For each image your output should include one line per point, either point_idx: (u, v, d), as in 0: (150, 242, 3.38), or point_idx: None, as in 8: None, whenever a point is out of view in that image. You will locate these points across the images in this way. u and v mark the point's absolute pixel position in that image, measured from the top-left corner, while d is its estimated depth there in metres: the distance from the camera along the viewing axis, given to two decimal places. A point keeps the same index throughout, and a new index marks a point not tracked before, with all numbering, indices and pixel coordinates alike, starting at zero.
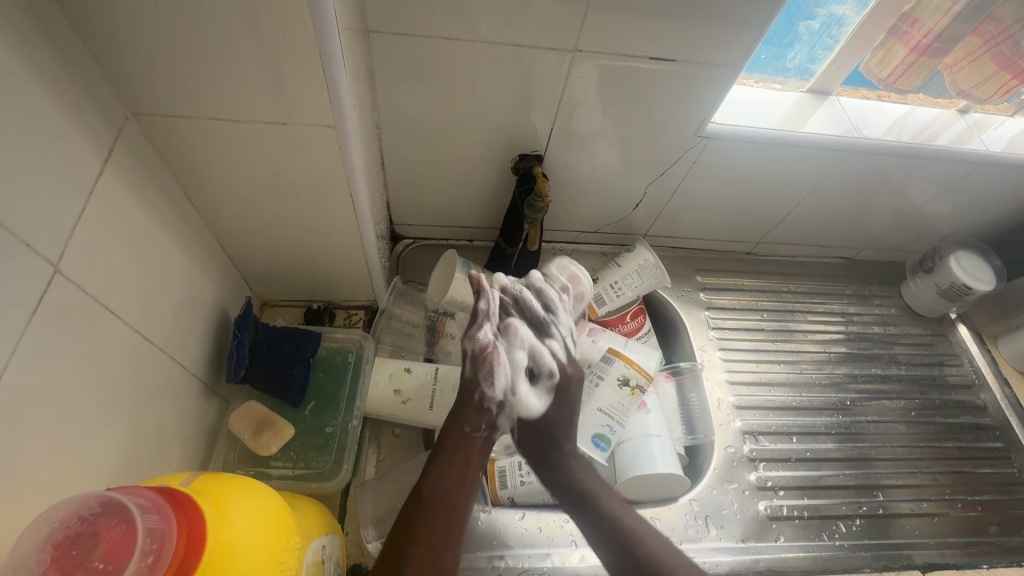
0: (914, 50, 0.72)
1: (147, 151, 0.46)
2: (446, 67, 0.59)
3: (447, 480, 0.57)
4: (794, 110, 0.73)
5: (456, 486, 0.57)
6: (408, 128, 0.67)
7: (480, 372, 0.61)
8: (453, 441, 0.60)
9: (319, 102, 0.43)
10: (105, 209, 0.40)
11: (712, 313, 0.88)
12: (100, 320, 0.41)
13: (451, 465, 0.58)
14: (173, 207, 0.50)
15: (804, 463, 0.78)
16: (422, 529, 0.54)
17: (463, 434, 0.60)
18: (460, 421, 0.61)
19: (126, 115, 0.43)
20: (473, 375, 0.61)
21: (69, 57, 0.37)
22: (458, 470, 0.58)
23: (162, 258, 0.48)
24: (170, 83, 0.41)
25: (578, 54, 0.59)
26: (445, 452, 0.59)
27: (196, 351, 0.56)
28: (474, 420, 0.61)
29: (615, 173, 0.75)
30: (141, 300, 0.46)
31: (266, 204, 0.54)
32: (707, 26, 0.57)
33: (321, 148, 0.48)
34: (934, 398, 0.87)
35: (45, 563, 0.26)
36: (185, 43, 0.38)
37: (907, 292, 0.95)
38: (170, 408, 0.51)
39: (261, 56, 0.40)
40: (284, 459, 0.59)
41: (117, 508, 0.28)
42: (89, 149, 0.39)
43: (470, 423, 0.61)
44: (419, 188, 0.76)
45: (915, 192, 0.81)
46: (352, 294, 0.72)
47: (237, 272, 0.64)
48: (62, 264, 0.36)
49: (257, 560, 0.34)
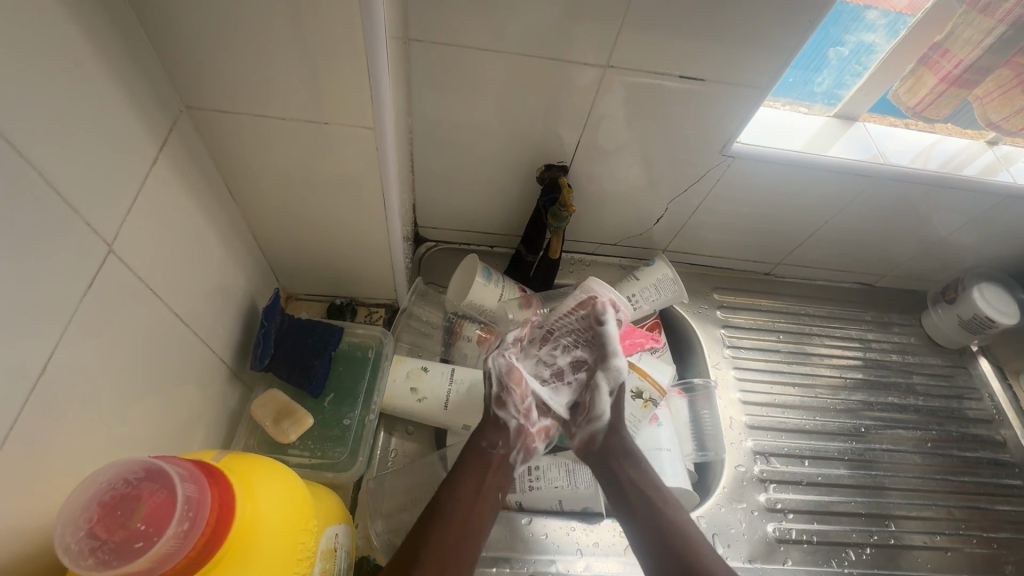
0: (943, 80, 0.72)
1: (196, 143, 0.48)
2: (481, 77, 0.61)
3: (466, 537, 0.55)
4: (819, 135, 0.73)
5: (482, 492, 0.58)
6: (439, 135, 0.69)
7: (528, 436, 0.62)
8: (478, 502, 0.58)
9: (360, 106, 0.46)
10: (156, 196, 0.43)
11: (728, 331, 0.88)
12: (144, 299, 0.43)
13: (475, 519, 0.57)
14: (214, 198, 0.52)
15: (815, 487, 0.77)
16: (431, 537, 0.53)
17: (494, 492, 0.59)
18: (491, 481, 0.60)
19: (180, 108, 0.45)
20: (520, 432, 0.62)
21: (134, 54, 0.39)
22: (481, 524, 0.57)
23: (201, 245, 0.50)
24: (223, 80, 0.43)
25: (609, 70, 0.60)
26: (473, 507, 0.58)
27: (225, 337, 0.57)
28: (503, 482, 0.60)
29: (637, 188, 0.76)
30: (181, 284, 0.48)
31: (301, 200, 0.56)
32: (736, 49, 0.58)
33: (357, 149, 0.50)
34: (951, 430, 0.86)
35: (92, 520, 0.28)
36: (239, 44, 0.41)
37: (928, 321, 0.94)
38: (197, 392, 0.53)
39: (308, 59, 0.42)
40: (301, 447, 0.60)
41: (158, 475, 0.30)
42: (147, 139, 0.41)
43: (501, 482, 0.60)
44: (445, 191, 0.78)
45: (939, 221, 0.80)
46: (375, 292, 0.73)
47: (266, 264, 0.66)
48: (115, 245, 0.39)
49: (281, 537, 0.35)
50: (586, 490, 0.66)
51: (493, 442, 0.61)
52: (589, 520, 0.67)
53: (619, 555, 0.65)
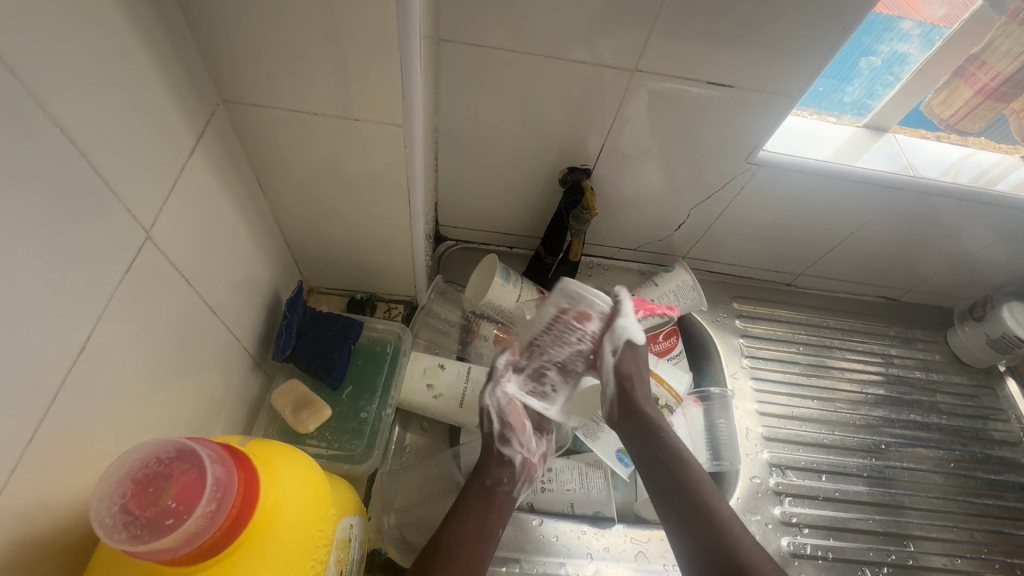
0: (979, 93, 0.70)
1: (231, 136, 0.49)
2: (509, 78, 0.62)
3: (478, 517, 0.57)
4: (848, 145, 0.72)
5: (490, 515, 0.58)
6: (464, 134, 0.69)
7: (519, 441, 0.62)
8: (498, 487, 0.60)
9: (392, 103, 0.46)
10: (192, 186, 0.44)
11: (746, 340, 0.87)
12: (176, 287, 0.44)
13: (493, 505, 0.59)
14: (245, 190, 0.53)
15: (832, 503, 0.76)
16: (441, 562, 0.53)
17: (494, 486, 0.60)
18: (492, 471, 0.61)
19: (218, 102, 0.46)
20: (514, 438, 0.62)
21: (178, 47, 0.40)
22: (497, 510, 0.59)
23: (232, 236, 0.51)
24: (261, 75, 0.44)
25: (638, 74, 0.60)
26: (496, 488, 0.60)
27: (249, 327, 0.58)
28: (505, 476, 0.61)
29: (660, 193, 0.76)
30: (211, 273, 0.49)
31: (329, 194, 0.57)
32: (767, 56, 0.58)
33: (386, 146, 0.51)
34: (975, 451, 0.84)
35: (125, 496, 0.29)
36: (279, 40, 0.42)
37: (953, 339, 0.92)
38: (221, 379, 0.54)
39: (347, 57, 0.43)
40: (319, 438, 0.61)
41: (189, 455, 0.31)
42: (186, 130, 0.42)
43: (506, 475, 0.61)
44: (468, 191, 0.78)
45: (968, 237, 0.79)
46: (395, 288, 0.74)
47: (291, 257, 0.68)
48: (153, 233, 0.40)
49: (302, 522, 0.36)
50: (599, 495, 0.67)
51: (498, 479, 0.60)
52: (600, 525, 0.67)
53: (630, 561, 0.65)
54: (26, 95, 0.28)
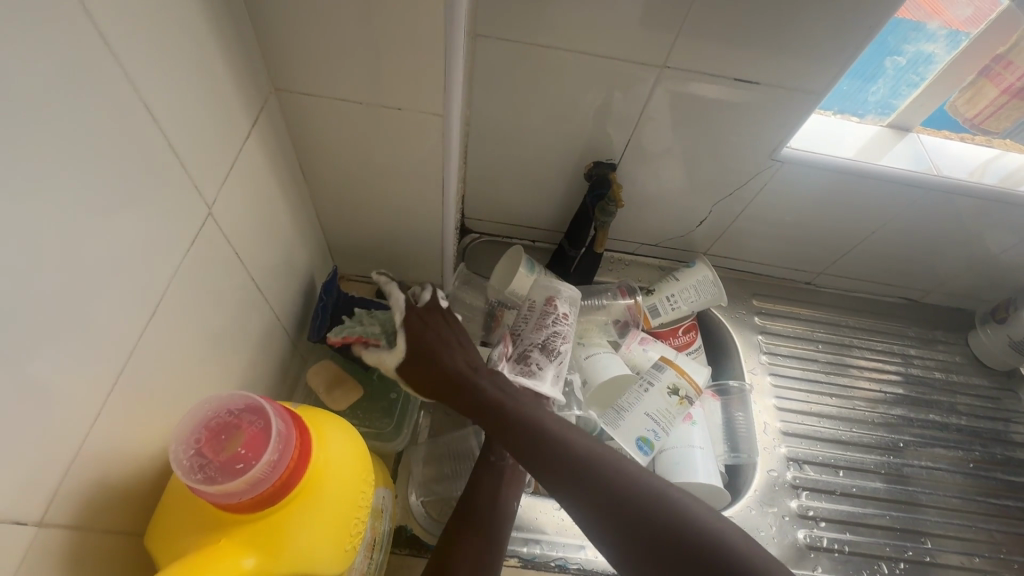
0: (1005, 91, 0.70)
1: (280, 123, 0.52)
2: (540, 73, 0.64)
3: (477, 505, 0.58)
4: (871, 143, 0.73)
5: (499, 495, 0.60)
6: (494, 128, 0.71)
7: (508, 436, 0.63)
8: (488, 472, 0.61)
9: (434, 93, 0.49)
10: (246, 168, 0.46)
11: (765, 337, 0.88)
12: (229, 262, 0.46)
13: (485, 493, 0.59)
14: (290, 176, 0.55)
15: (849, 498, 0.76)
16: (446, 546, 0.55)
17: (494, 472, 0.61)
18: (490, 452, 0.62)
19: (270, 90, 0.49)
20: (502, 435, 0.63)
21: (239, 36, 0.43)
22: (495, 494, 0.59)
23: (277, 218, 0.54)
24: (313, 65, 0.47)
25: (667, 70, 0.62)
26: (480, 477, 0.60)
27: (287, 308, 0.61)
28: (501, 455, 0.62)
29: (683, 189, 0.77)
30: (258, 252, 0.51)
31: (367, 181, 0.60)
32: (795, 53, 0.59)
33: (425, 135, 0.53)
34: (995, 453, 0.84)
35: (199, 441, 0.32)
36: (332, 30, 0.44)
37: (974, 341, 0.92)
38: (263, 355, 0.56)
39: (395, 48, 0.45)
40: (350, 416, 0.63)
41: (255, 410, 0.34)
42: (244, 115, 0.44)
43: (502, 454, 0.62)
44: (495, 184, 0.80)
45: (992, 237, 0.79)
46: (422, 276, 0.77)
47: (325, 243, 0.70)
48: (213, 210, 0.42)
49: (348, 480, 0.39)
50: None
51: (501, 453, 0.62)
52: None
53: None
54: (120, 76, 0.31)
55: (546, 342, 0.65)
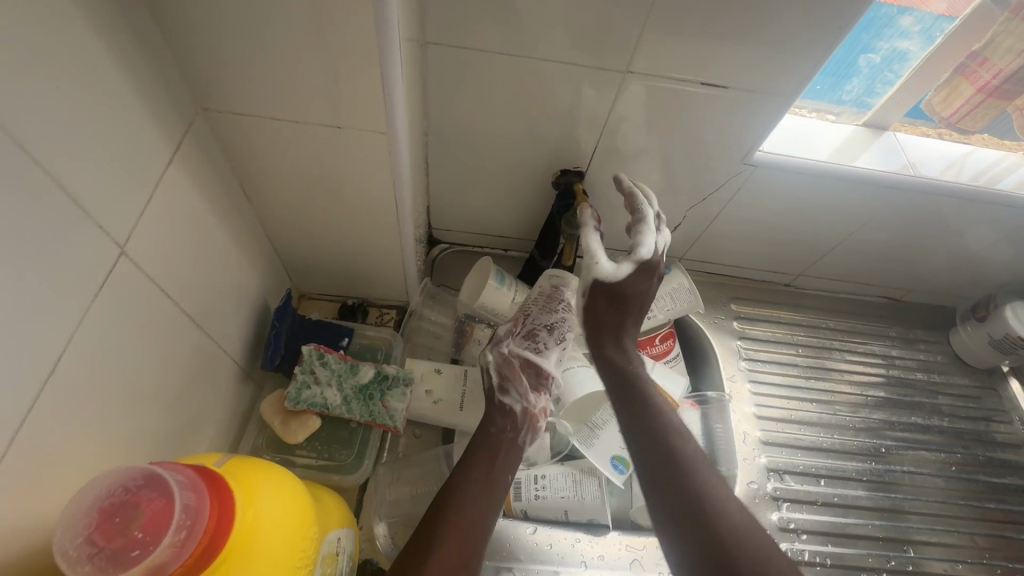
0: (981, 90, 0.68)
1: (212, 144, 0.48)
2: (497, 81, 0.61)
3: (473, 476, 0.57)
4: (846, 144, 0.71)
5: (495, 465, 0.59)
6: (455, 137, 0.68)
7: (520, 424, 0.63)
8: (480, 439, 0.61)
9: (375, 110, 0.45)
10: (170, 198, 0.43)
11: (744, 343, 0.86)
12: (155, 301, 0.43)
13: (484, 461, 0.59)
14: (229, 198, 0.52)
15: (831, 508, 0.75)
16: (438, 533, 0.52)
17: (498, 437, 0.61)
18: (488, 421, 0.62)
19: (197, 111, 0.45)
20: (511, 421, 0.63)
21: (151, 56, 0.39)
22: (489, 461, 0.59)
23: (215, 246, 0.51)
24: (239, 84, 0.43)
25: (630, 75, 0.59)
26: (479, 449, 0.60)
27: (236, 337, 0.58)
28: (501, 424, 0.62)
29: (655, 195, 0.75)
30: (192, 286, 0.48)
31: (316, 199, 0.56)
32: (761, 55, 0.56)
33: (371, 153, 0.50)
34: (977, 454, 0.82)
35: (90, 527, 0.29)
36: (256, 46, 0.40)
37: (956, 339, 0.90)
38: (208, 391, 0.53)
39: (325, 64, 0.42)
40: (308, 449, 0.60)
41: (156, 482, 0.30)
42: (162, 141, 0.41)
43: (497, 423, 0.63)
44: (460, 194, 0.77)
45: (971, 235, 0.77)
46: (386, 293, 0.73)
47: (280, 264, 0.67)
48: (129, 248, 0.39)
49: (280, 546, 0.35)
50: (592, 502, 0.65)
51: (503, 428, 0.62)
52: (595, 532, 0.67)
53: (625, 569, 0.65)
54: None
55: (556, 325, 0.67)
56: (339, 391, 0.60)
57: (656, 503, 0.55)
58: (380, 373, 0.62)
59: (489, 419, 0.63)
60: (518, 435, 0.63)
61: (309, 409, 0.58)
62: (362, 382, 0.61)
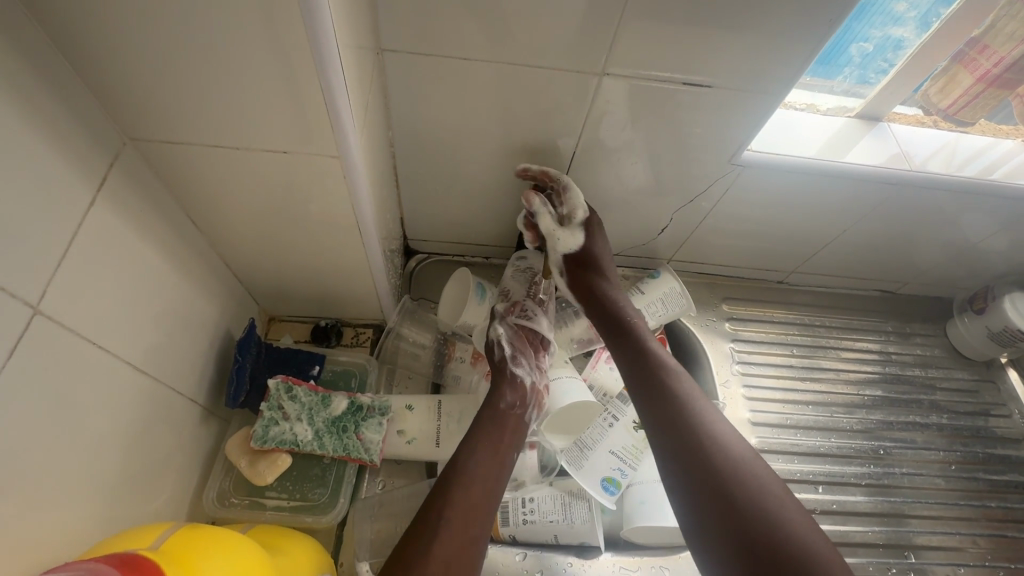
0: (981, 79, 0.65)
1: (146, 174, 0.44)
2: (462, 87, 0.57)
3: (481, 458, 0.56)
4: (837, 138, 0.67)
5: (500, 446, 0.58)
6: (423, 146, 0.64)
7: (528, 398, 0.62)
8: (488, 417, 0.59)
9: (322, 133, 0.41)
10: (94, 242, 0.39)
11: (737, 345, 0.83)
12: (84, 355, 0.39)
13: (489, 442, 0.58)
14: (173, 231, 0.48)
15: (829, 516, 0.73)
16: (450, 519, 0.51)
17: (506, 409, 0.60)
18: (496, 396, 0.60)
19: (123, 140, 0.41)
20: (519, 395, 0.61)
21: (58, 88, 0.35)
22: (495, 444, 0.58)
23: (158, 284, 0.47)
24: (165, 110, 0.39)
25: (606, 78, 0.55)
26: (485, 430, 0.58)
27: (193, 375, 0.54)
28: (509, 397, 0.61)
29: (639, 198, 0.71)
30: (132, 330, 0.44)
31: (273, 224, 0.52)
32: (743, 51, 0.52)
33: (324, 177, 0.46)
34: (977, 451, 0.81)
35: None
36: (178, 69, 0.36)
37: (953, 332, 0.88)
38: (162, 437, 0.49)
39: (258, 85, 0.38)
40: (279, 489, 0.57)
41: None
42: (79, 184, 0.37)
43: (505, 398, 0.61)
44: (434, 203, 0.73)
45: (969, 227, 0.74)
46: (359, 313, 0.70)
47: (242, 289, 0.63)
48: (43, 305, 0.35)
49: None
50: (583, 526, 0.62)
51: (514, 402, 0.61)
52: (585, 554, 0.64)
53: None
54: None
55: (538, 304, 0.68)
56: (310, 425, 0.57)
57: (675, 470, 0.54)
58: (353, 404, 0.59)
59: (497, 394, 0.61)
60: (525, 411, 0.62)
61: (278, 448, 0.56)
62: (334, 415, 0.58)
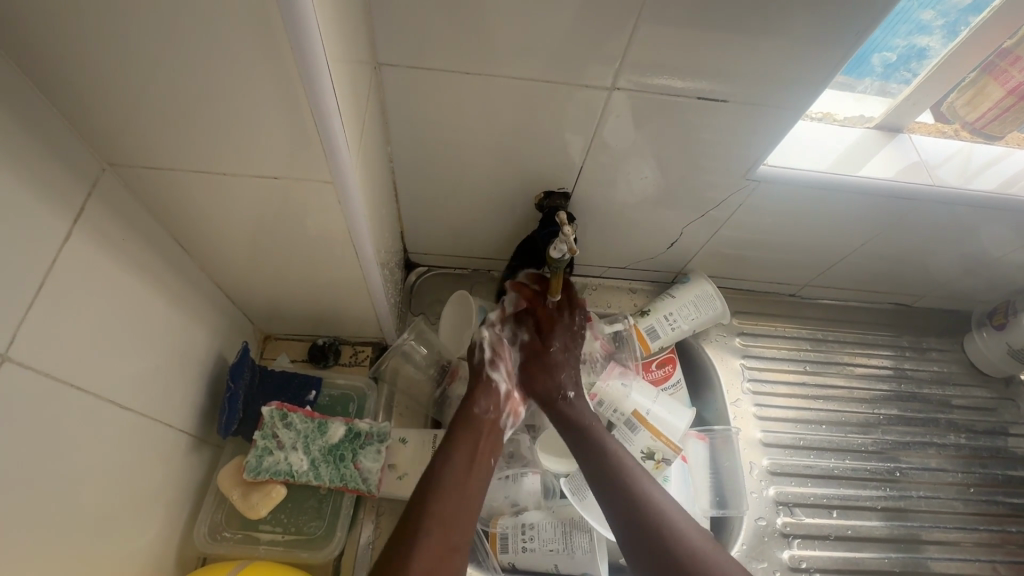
0: (1011, 92, 0.62)
1: (128, 200, 0.42)
2: (463, 101, 0.54)
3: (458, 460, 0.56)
4: (854, 151, 0.64)
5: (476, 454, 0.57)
6: (422, 161, 0.61)
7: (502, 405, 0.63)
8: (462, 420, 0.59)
9: (314, 158, 0.39)
10: (71, 279, 0.36)
11: (747, 362, 0.80)
12: (61, 398, 0.37)
13: (465, 446, 0.57)
14: (158, 257, 0.46)
15: (844, 542, 0.71)
16: (431, 530, 0.51)
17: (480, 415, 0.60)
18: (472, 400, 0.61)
19: (102, 166, 0.39)
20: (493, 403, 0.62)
21: (29, 117, 0.32)
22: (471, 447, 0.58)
23: (142, 314, 0.44)
24: (145, 136, 0.37)
25: (615, 92, 0.53)
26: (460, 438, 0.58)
27: (183, 403, 0.52)
28: (484, 403, 0.61)
29: (647, 212, 0.68)
30: (114, 365, 0.42)
31: (264, 246, 0.50)
32: (760, 63, 0.50)
33: (318, 201, 0.43)
34: (996, 473, 0.78)
35: None
36: (156, 95, 0.34)
37: (970, 347, 0.85)
38: (151, 472, 0.47)
39: (244, 111, 0.35)
40: (273, 523, 0.56)
41: None
42: (53, 216, 0.35)
43: (481, 403, 0.61)
44: (434, 217, 0.71)
45: (993, 242, 0.71)
46: (357, 332, 0.67)
47: (234, 310, 0.60)
48: (12, 352, 0.32)
49: None
50: (584, 556, 0.59)
51: (487, 409, 0.61)
52: None
53: None
54: None
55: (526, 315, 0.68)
56: (306, 453, 0.56)
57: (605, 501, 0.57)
58: (351, 430, 0.58)
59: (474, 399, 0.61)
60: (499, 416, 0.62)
61: (272, 479, 0.54)
62: (332, 442, 0.57)
